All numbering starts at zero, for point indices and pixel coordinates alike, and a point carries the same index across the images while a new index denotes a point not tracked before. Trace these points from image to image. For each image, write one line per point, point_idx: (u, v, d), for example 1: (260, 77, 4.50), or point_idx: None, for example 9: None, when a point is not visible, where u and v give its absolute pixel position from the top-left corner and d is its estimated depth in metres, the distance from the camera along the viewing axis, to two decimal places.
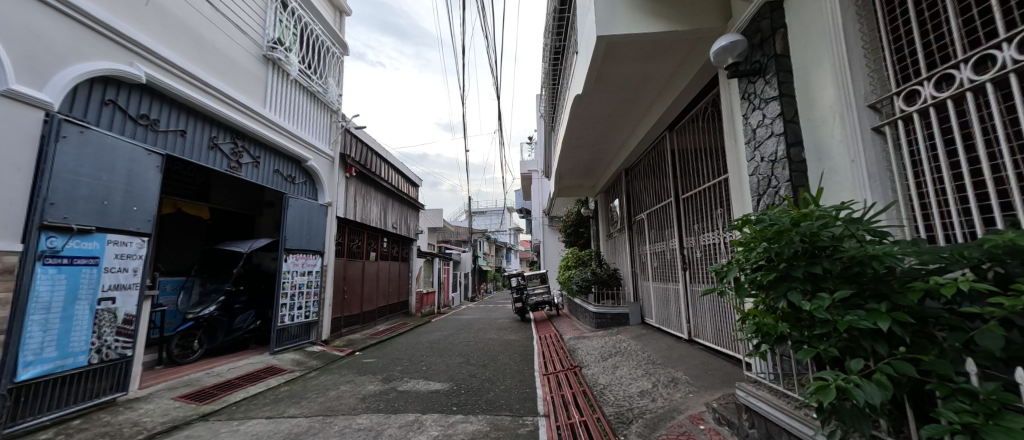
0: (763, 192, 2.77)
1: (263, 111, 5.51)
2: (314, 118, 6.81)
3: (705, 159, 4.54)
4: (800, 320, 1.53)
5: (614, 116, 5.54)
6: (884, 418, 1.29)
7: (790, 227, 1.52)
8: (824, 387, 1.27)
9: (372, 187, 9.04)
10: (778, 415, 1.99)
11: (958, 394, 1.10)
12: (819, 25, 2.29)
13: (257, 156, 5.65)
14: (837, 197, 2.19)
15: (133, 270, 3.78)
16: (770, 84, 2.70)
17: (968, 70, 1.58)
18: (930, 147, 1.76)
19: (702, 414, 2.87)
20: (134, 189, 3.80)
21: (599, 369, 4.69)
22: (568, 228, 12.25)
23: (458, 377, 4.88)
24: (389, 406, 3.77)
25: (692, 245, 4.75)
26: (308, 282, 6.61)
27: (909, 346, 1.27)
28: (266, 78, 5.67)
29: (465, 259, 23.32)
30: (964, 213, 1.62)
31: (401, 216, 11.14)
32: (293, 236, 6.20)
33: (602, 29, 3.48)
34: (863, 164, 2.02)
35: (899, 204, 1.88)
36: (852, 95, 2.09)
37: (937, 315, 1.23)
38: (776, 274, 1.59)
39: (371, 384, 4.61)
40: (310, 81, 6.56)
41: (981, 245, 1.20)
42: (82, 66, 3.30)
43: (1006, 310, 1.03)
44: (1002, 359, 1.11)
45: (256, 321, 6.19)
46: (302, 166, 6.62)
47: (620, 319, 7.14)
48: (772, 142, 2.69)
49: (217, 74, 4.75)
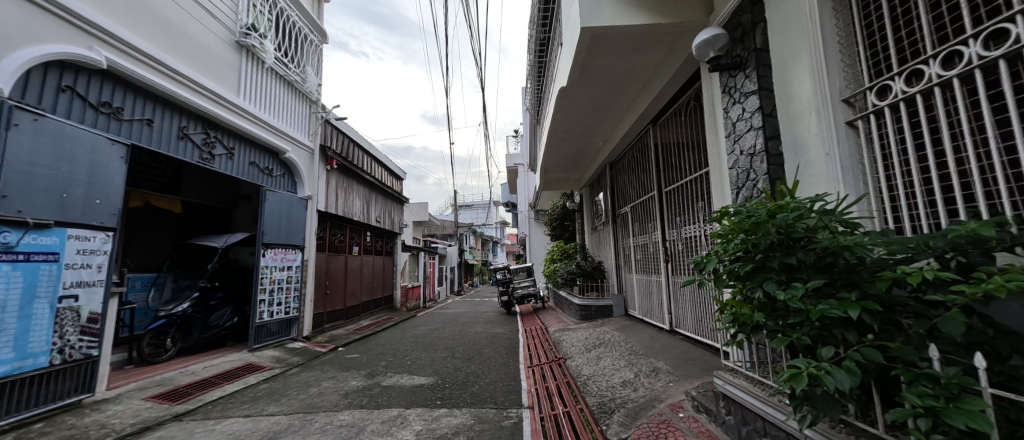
0: (743, 184, 2.83)
1: (236, 100, 5.29)
2: (292, 108, 6.61)
3: (687, 153, 4.60)
4: (775, 310, 1.55)
5: (599, 108, 5.53)
6: (853, 404, 1.32)
7: (767, 218, 1.54)
8: (797, 374, 1.29)
9: (355, 179, 8.89)
10: (754, 402, 2.05)
11: (923, 379, 1.11)
12: (798, 19, 2.32)
13: (232, 146, 5.44)
14: (811, 190, 2.24)
15: (97, 267, 3.59)
16: (749, 78, 2.75)
17: (936, 65, 1.62)
18: (899, 141, 1.82)
19: (682, 402, 2.94)
20: (98, 181, 3.61)
21: (584, 361, 4.74)
22: (554, 222, 12.42)
23: (442, 371, 4.87)
24: (373, 402, 3.72)
25: (674, 238, 4.84)
26: (288, 277, 6.44)
27: (877, 333, 1.29)
28: (240, 65, 5.45)
29: (451, 253, 23.19)
30: (930, 205, 1.68)
31: (385, 210, 10.98)
32: (272, 231, 6.03)
33: (587, 20, 3.44)
34: (837, 157, 2.07)
35: (871, 196, 1.94)
36: (828, 89, 2.13)
37: (903, 303, 1.25)
38: (754, 264, 1.60)
39: (353, 380, 4.54)
40: (287, 69, 6.34)
41: (945, 235, 1.23)
42: (18, 55, 2.98)
43: (966, 298, 1.07)
44: (963, 345, 1.15)
45: (233, 318, 6.03)
46: (280, 158, 6.42)
47: (605, 311, 7.25)
48: (750, 135, 2.74)
49: (186, 60, 4.54)
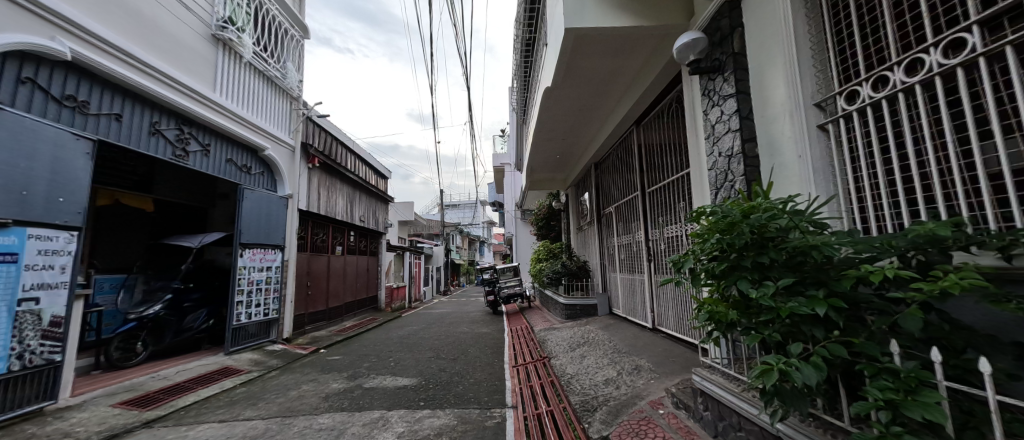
0: (722, 185, 2.89)
1: (212, 95, 5.12)
2: (271, 105, 6.44)
3: (669, 154, 4.68)
4: (748, 308, 1.59)
5: (584, 108, 5.57)
6: (821, 398, 1.37)
7: (741, 218, 1.59)
8: (768, 370, 1.32)
9: (337, 178, 8.72)
10: (728, 397, 2.10)
11: (884, 373, 1.15)
12: (774, 25, 2.39)
13: (207, 143, 5.26)
14: (785, 191, 2.30)
15: (61, 268, 3.43)
16: (727, 81, 2.81)
17: (900, 72, 1.69)
18: (866, 144, 1.89)
19: (662, 399, 2.99)
20: (61, 178, 3.45)
21: (568, 359, 4.78)
22: (540, 221, 12.49)
23: (427, 372, 4.82)
24: (354, 405, 3.66)
25: (657, 237, 4.92)
26: (267, 278, 6.28)
27: (843, 330, 1.33)
28: (216, 59, 5.28)
29: (437, 253, 23.00)
30: (894, 205, 1.75)
31: (369, 210, 10.82)
32: (250, 230, 5.87)
33: (571, 22, 3.46)
34: (809, 159, 2.13)
35: (840, 197, 2.01)
36: (801, 93, 2.20)
37: (868, 300, 1.30)
38: (729, 264, 1.64)
39: (335, 382, 4.46)
40: (267, 64, 6.18)
41: (906, 235, 1.28)
42: None
43: (924, 295, 1.11)
44: (922, 340, 1.20)
45: (209, 320, 5.84)
46: (259, 156, 6.25)
47: (589, 310, 7.32)
48: (728, 137, 2.81)
49: (158, 53, 4.38)
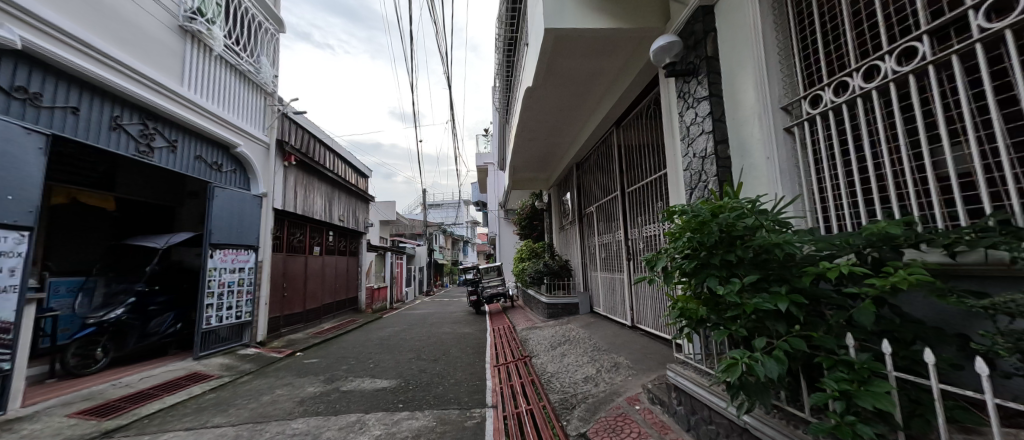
0: (696, 186, 2.97)
1: (180, 90, 4.91)
2: (244, 100, 6.22)
3: (648, 154, 4.77)
4: (717, 304, 1.63)
5: (565, 109, 5.61)
6: (783, 390, 1.42)
7: (710, 218, 1.63)
8: (733, 364, 1.36)
9: (315, 176, 8.50)
10: (699, 392, 2.16)
11: (840, 365, 1.21)
12: (744, 31, 2.47)
13: (174, 139, 5.04)
14: (754, 191, 2.38)
15: (9, 270, 3.21)
16: (701, 84, 2.88)
17: (858, 78, 1.77)
18: (828, 147, 1.98)
19: (639, 395, 3.04)
20: (9, 174, 3.23)
21: (548, 358, 4.81)
22: (523, 221, 12.53)
23: (407, 373, 4.76)
24: (330, 408, 3.58)
25: (636, 237, 5.00)
26: (239, 280, 6.07)
27: (804, 324, 1.39)
28: (185, 52, 5.06)
29: (420, 253, 22.77)
30: (853, 205, 1.83)
31: (348, 209, 10.59)
32: (220, 230, 5.65)
33: (551, 22, 3.48)
34: (775, 160, 2.21)
35: (804, 197, 2.09)
36: (769, 97, 2.28)
37: (827, 296, 1.36)
38: (698, 262, 1.68)
39: (311, 386, 4.35)
40: (239, 58, 5.97)
41: (862, 233, 1.35)
42: None
43: (876, 290, 1.17)
44: (875, 332, 1.27)
45: (176, 324, 5.60)
46: (231, 153, 6.02)
47: (571, 309, 7.39)
48: (702, 139, 2.88)
49: (119, 44, 4.16)
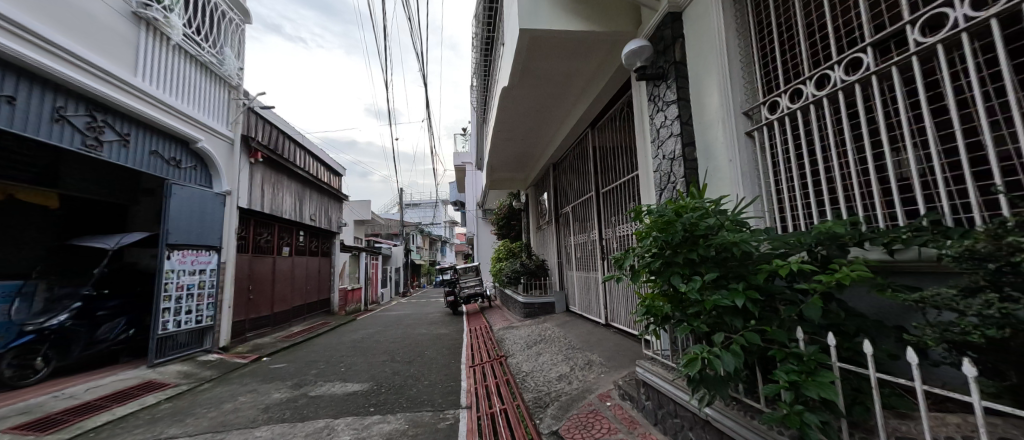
0: (665, 187, 3.05)
1: (134, 80, 4.61)
2: (205, 93, 5.90)
3: (621, 156, 4.87)
4: (681, 301, 1.68)
5: (541, 109, 5.65)
6: (741, 383, 1.49)
7: (675, 218, 1.68)
8: (693, 359, 1.42)
9: (284, 174, 8.18)
10: (666, 387, 2.22)
11: (790, 357, 1.27)
12: (710, 38, 2.56)
13: (126, 132, 4.73)
14: (718, 192, 2.47)
15: None
16: (670, 88, 2.97)
17: (811, 86, 1.88)
18: (784, 150, 2.08)
19: (610, 391, 3.10)
20: None
21: (524, 357, 4.82)
22: (501, 221, 12.53)
23: (379, 376, 4.66)
24: (297, 415, 3.45)
25: (610, 236, 5.09)
26: (200, 282, 5.76)
27: (759, 319, 1.45)
28: (139, 40, 4.75)
29: (397, 253, 22.38)
30: (807, 205, 1.94)
31: (320, 208, 10.25)
32: (178, 230, 5.35)
33: (526, 22, 3.50)
34: (737, 163, 2.30)
35: (763, 197, 2.19)
36: (731, 102, 2.38)
37: (781, 292, 1.44)
38: (663, 260, 1.73)
39: (277, 392, 4.18)
40: (200, 49, 5.66)
41: (813, 232, 1.42)
42: None
43: (822, 286, 1.24)
44: (823, 326, 1.34)
45: (129, 330, 5.25)
46: (190, 148, 5.71)
47: (547, 308, 7.45)
48: (671, 141, 2.96)
49: (64, 29, 3.86)
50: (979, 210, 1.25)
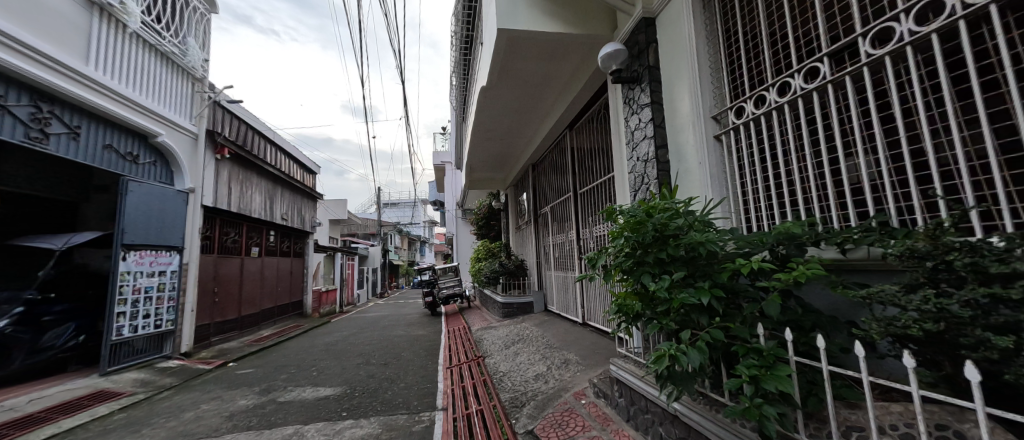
0: (639, 188, 3.12)
1: (86, 69, 4.32)
2: (166, 85, 5.61)
3: (598, 157, 4.95)
4: (651, 300, 1.72)
5: (520, 110, 5.66)
6: (706, 378, 1.53)
7: (646, 218, 1.72)
8: (661, 356, 1.45)
9: (253, 171, 7.86)
10: (638, 384, 2.27)
11: (751, 352, 1.33)
12: (681, 44, 2.64)
13: (76, 124, 4.43)
14: (688, 194, 2.54)
15: None
16: (644, 91, 3.04)
17: (773, 93, 1.97)
18: (750, 154, 2.17)
19: (585, 389, 3.14)
20: None
21: (501, 357, 4.82)
22: (480, 221, 12.47)
23: (353, 379, 4.55)
24: (264, 422, 3.32)
25: (587, 236, 5.15)
26: (159, 285, 5.45)
27: (723, 316, 1.51)
28: (93, 27, 4.46)
29: (374, 253, 21.92)
30: (770, 207, 2.02)
31: (293, 207, 9.91)
32: (135, 229, 5.05)
33: (504, 22, 3.50)
34: (706, 165, 2.38)
35: (730, 199, 2.27)
36: (701, 106, 2.45)
37: (744, 289, 1.49)
38: (634, 260, 1.77)
39: (243, 399, 4.01)
40: (160, 38, 5.37)
41: (773, 232, 1.49)
42: None
43: (781, 284, 1.30)
44: (782, 322, 1.40)
45: (78, 336, 4.91)
46: (149, 142, 5.40)
47: (525, 308, 7.47)
48: (645, 144, 3.03)
49: (7, 13, 3.59)
50: (921, 212, 1.34)
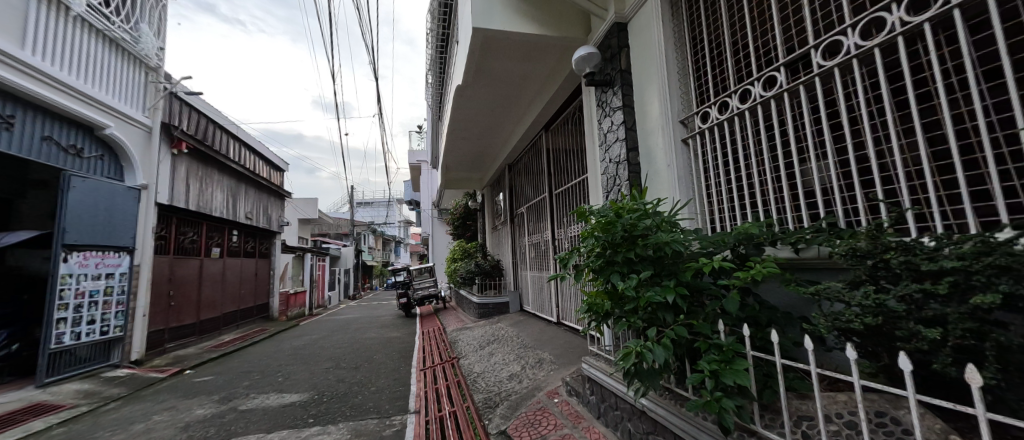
0: (611, 189, 3.18)
1: (22, 54, 3.97)
2: (116, 74, 5.23)
3: (573, 158, 5.01)
4: (620, 298, 1.76)
5: (496, 110, 5.66)
6: (671, 374, 1.59)
7: (616, 219, 1.76)
8: (628, 353, 1.49)
9: (215, 168, 7.45)
10: (608, 381, 2.31)
11: (712, 348, 1.38)
12: (651, 49, 2.71)
13: (9, 113, 4.06)
14: (657, 195, 2.62)
15: None
16: (616, 95, 3.10)
17: (735, 99, 2.06)
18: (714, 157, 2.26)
19: (558, 388, 3.16)
20: None
21: (476, 358, 4.79)
22: (456, 221, 12.36)
23: (322, 384, 4.40)
24: (223, 432, 3.16)
25: (561, 236, 5.21)
26: (107, 288, 5.07)
27: (687, 314, 1.56)
28: (30, 8, 4.10)
29: (346, 254, 21.32)
30: (732, 208, 2.11)
31: (258, 206, 9.47)
32: (78, 228, 4.68)
33: (479, 21, 3.48)
34: (674, 167, 2.46)
35: (696, 200, 2.35)
36: (670, 110, 2.53)
37: (706, 287, 1.56)
38: (604, 260, 1.80)
39: (200, 408, 3.80)
40: (109, 22, 5.00)
41: (734, 233, 1.56)
42: None
43: (739, 281, 1.36)
44: (742, 319, 1.47)
45: (12, 345, 4.50)
46: (96, 135, 5.02)
47: (501, 308, 7.46)
48: (617, 146, 3.09)
49: None
50: (865, 214, 1.44)
